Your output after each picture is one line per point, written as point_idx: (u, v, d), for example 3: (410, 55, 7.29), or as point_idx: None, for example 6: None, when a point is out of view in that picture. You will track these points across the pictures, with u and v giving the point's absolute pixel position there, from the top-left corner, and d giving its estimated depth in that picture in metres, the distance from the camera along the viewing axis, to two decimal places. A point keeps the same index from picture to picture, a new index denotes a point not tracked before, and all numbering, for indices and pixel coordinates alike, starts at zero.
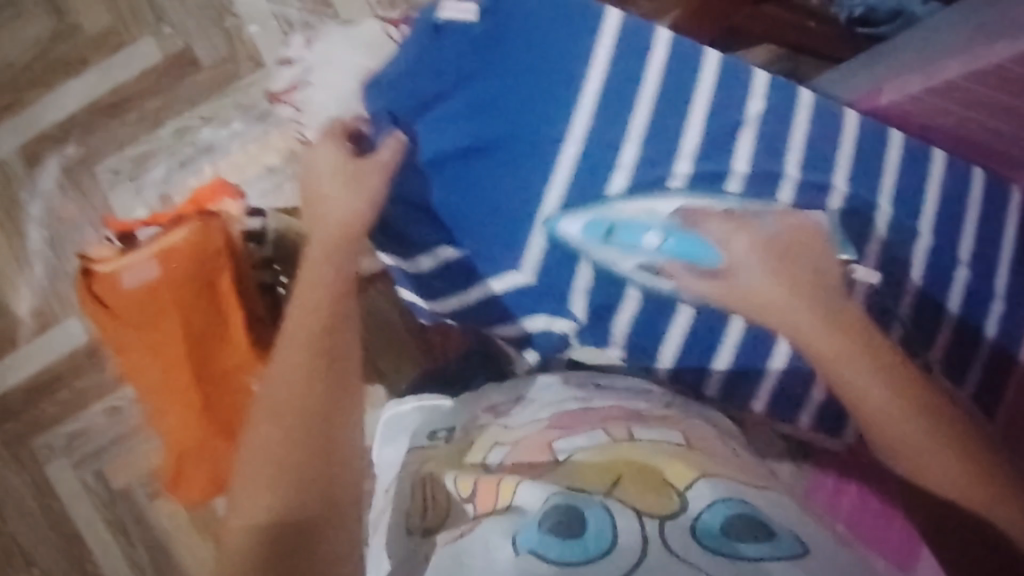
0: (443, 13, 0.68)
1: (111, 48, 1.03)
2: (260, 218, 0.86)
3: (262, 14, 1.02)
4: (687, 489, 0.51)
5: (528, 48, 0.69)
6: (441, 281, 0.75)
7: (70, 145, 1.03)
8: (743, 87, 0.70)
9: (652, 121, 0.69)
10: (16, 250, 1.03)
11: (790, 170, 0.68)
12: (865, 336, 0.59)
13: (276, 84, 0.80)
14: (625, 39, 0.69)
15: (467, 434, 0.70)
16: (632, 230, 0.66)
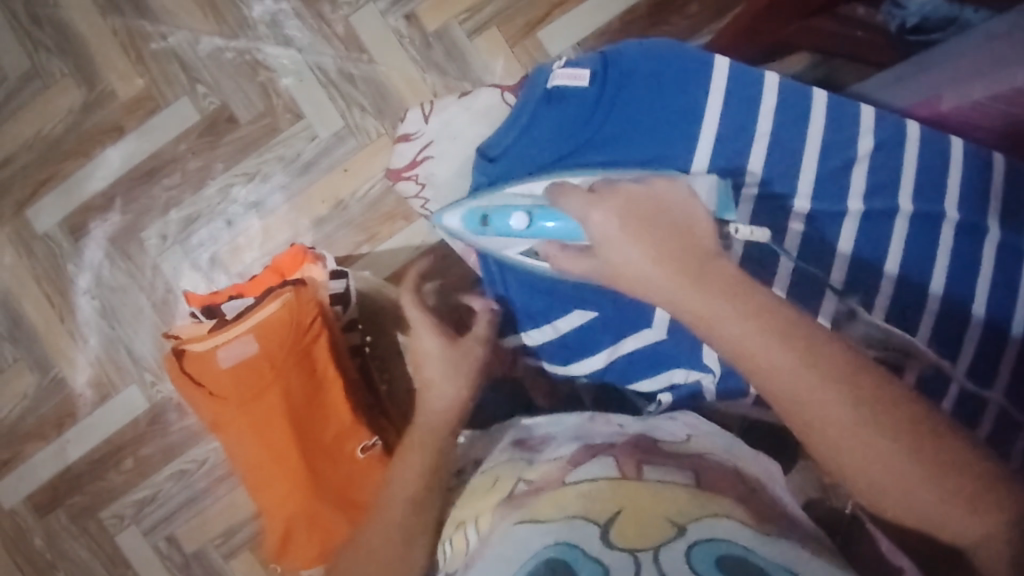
0: (556, 82, 0.72)
1: (146, 113, 1.03)
2: (344, 279, 0.78)
3: (296, 66, 1.02)
4: (686, 523, 0.46)
5: (644, 106, 0.70)
6: (573, 345, 0.75)
7: (113, 213, 1.03)
8: (853, 125, 0.69)
9: (767, 170, 0.68)
10: (70, 325, 1.03)
11: (903, 205, 0.66)
12: (776, 316, 0.51)
13: (397, 161, 0.85)
14: (733, 88, 0.70)
15: (491, 469, 0.65)
16: (502, 214, 0.67)
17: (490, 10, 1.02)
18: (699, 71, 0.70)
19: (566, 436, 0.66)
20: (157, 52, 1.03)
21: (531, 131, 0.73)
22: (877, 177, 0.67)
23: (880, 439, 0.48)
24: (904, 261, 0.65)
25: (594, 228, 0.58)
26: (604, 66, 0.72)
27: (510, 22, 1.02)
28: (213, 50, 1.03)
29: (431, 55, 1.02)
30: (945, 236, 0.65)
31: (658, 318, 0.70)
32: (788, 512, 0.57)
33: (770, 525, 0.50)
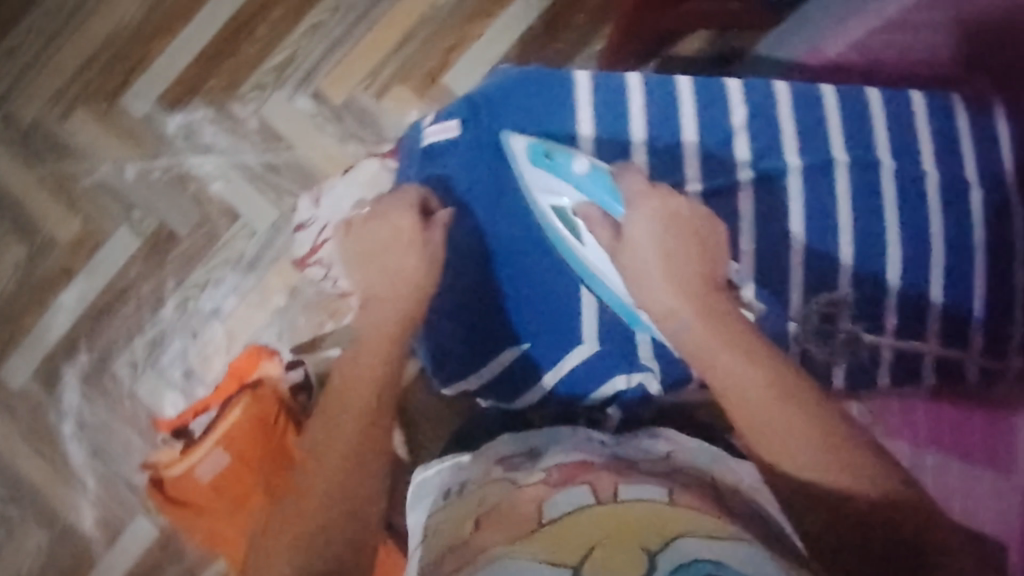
0: (429, 140, 0.76)
1: (91, 250, 1.05)
2: (301, 367, 0.76)
3: (221, 169, 1.04)
4: (661, 549, 0.47)
5: (523, 130, 0.75)
6: (515, 380, 0.76)
7: (81, 355, 1.04)
8: (723, 101, 0.75)
9: (652, 162, 0.74)
10: (66, 472, 1.04)
11: (790, 165, 0.73)
12: (720, 313, 0.60)
13: (300, 249, 0.87)
14: (603, 95, 0.75)
15: (479, 488, 0.63)
16: (564, 153, 0.69)
17: (389, 71, 1.04)
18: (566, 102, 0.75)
19: (553, 455, 0.65)
20: (87, 189, 1.05)
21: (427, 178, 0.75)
22: (760, 141, 0.74)
23: (797, 431, 0.56)
24: (806, 216, 0.72)
25: (635, 221, 0.63)
26: (479, 110, 0.76)
27: (410, 78, 1.04)
28: (139, 174, 1.05)
29: (344, 127, 1.04)
30: (838, 182, 0.72)
31: (586, 332, 0.74)
32: (765, 512, 0.56)
33: (738, 530, 0.51)
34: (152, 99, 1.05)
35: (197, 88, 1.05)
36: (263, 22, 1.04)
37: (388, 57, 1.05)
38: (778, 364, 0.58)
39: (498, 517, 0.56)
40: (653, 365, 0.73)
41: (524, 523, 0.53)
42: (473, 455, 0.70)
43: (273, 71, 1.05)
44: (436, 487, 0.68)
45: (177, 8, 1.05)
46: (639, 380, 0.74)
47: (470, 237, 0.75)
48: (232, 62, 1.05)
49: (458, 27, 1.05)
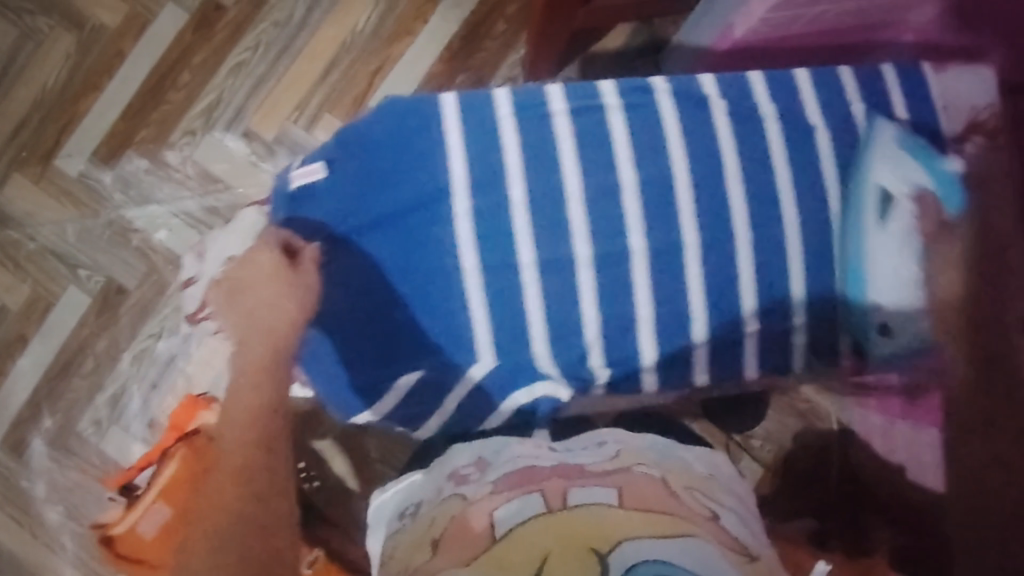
0: (295, 183, 0.71)
1: (43, 313, 1.05)
2: None
3: (161, 219, 1.05)
4: (611, 551, 0.52)
5: (388, 157, 0.69)
6: (417, 404, 0.70)
7: (45, 418, 1.04)
8: (597, 103, 0.70)
9: (527, 173, 0.67)
10: (45, 536, 1.04)
11: (676, 163, 0.68)
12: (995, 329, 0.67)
13: (190, 304, 0.80)
14: (468, 113, 0.69)
15: (432, 507, 0.63)
16: (934, 156, 0.71)
17: (316, 101, 1.04)
18: (434, 124, 0.69)
19: (501, 461, 0.65)
20: (32, 254, 1.05)
21: (294, 225, 0.70)
22: (642, 139, 0.69)
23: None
24: (702, 213, 0.67)
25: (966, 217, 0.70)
26: (344, 150, 0.71)
27: (339, 105, 1.04)
28: (81, 232, 1.05)
29: (278, 162, 1.04)
30: (729, 168, 0.68)
31: (480, 345, 0.67)
32: (709, 514, 0.60)
33: (687, 531, 0.55)
34: (86, 157, 1.05)
35: (127, 142, 1.05)
36: (185, 68, 1.05)
37: (315, 86, 1.05)
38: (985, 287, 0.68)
39: (452, 539, 0.57)
40: (556, 374, 0.69)
41: (477, 539, 0.56)
42: (423, 472, 0.69)
43: (201, 114, 1.05)
44: (391, 509, 0.68)
45: (99, 65, 1.06)
46: (551, 391, 0.70)
47: (340, 273, 0.68)
48: (159, 111, 1.05)
49: (380, 49, 1.05)
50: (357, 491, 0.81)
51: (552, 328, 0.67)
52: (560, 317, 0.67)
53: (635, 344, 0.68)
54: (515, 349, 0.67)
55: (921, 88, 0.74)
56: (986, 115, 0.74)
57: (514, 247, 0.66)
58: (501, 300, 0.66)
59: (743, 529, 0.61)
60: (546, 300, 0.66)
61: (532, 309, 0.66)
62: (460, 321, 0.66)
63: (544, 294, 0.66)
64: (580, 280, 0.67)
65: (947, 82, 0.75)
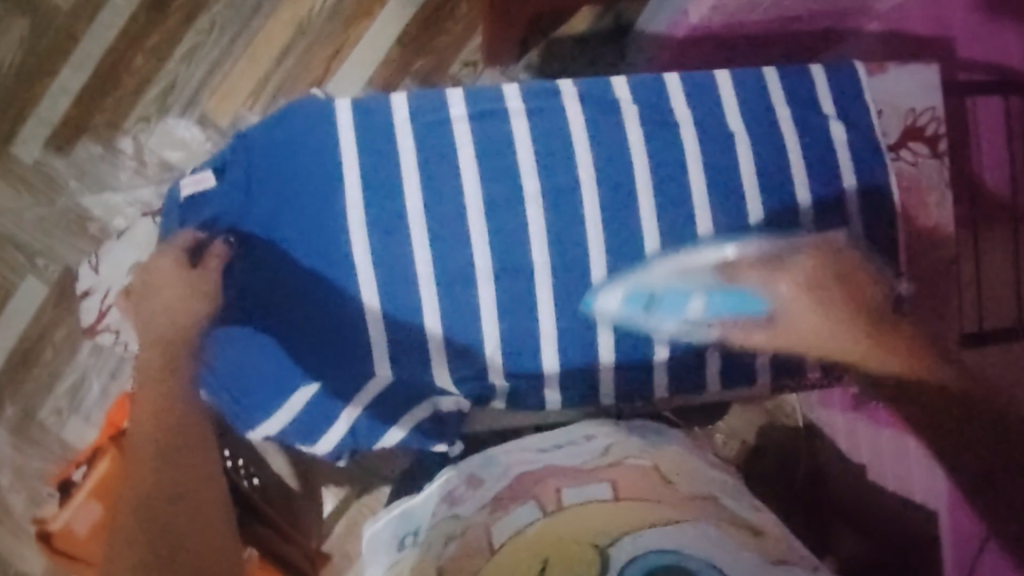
0: (184, 191, 0.66)
1: (2, 301, 1.03)
2: None
3: (118, 206, 1.03)
4: (610, 544, 0.49)
5: (275, 160, 0.64)
6: (305, 422, 0.66)
7: (7, 407, 1.03)
8: (501, 105, 0.67)
9: (425, 178, 0.64)
10: (10, 525, 1.02)
11: (584, 166, 0.65)
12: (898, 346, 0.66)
13: (86, 317, 0.73)
14: (362, 116, 0.65)
15: (431, 530, 0.60)
16: (672, 294, 0.66)
17: (272, 86, 1.02)
18: (323, 125, 0.65)
19: (497, 473, 0.62)
20: None
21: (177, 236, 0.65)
22: (548, 143, 0.65)
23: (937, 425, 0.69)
24: (611, 219, 0.65)
25: (778, 300, 0.66)
26: (234, 154, 0.66)
27: (295, 91, 1.02)
28: (38, 219, 1.03)
29: None
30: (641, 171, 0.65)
31: (377, 356, 0.64)
32: (706, 497, 0.58)
33: (688, 514, 0.53)
34: (41, 143, 1.03)
35: (83, 128, 1.03)
36: (139, 53, 1.03)
37: (270, 71, 1.02)
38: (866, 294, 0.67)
39: (453, 549, 0.55)
40: (456, 392, 0.67)
41: (479, 553, 0.53)
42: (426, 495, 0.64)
43: (155, 101, 1.03)
44: (390, 536, 0.63)
45: (52, 50, 1.03)
46: (455, 404, 0.69)
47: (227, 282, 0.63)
48: (113, 97, 1.03)
49: (338, 33, 1.02)
50: (298, 492, 0.83)
51: (450, 342, 0.64)
52: (460, 331, 0.64)
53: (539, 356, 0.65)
54: (412, 361, 0.64)
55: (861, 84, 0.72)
56: (928, 120, 0.73)
57: (409, 259, 0.63)
58: (399, 314, 0.63)
59: (743, 509, 0.58)
60: (444, 312, 0.64)
61: (431, 324, 0.64)
62: (356, 333, 0.63)
63: (440, 308, 0.63)
64: (481, 293, 0.64)
65: (888, 82, 0.75)
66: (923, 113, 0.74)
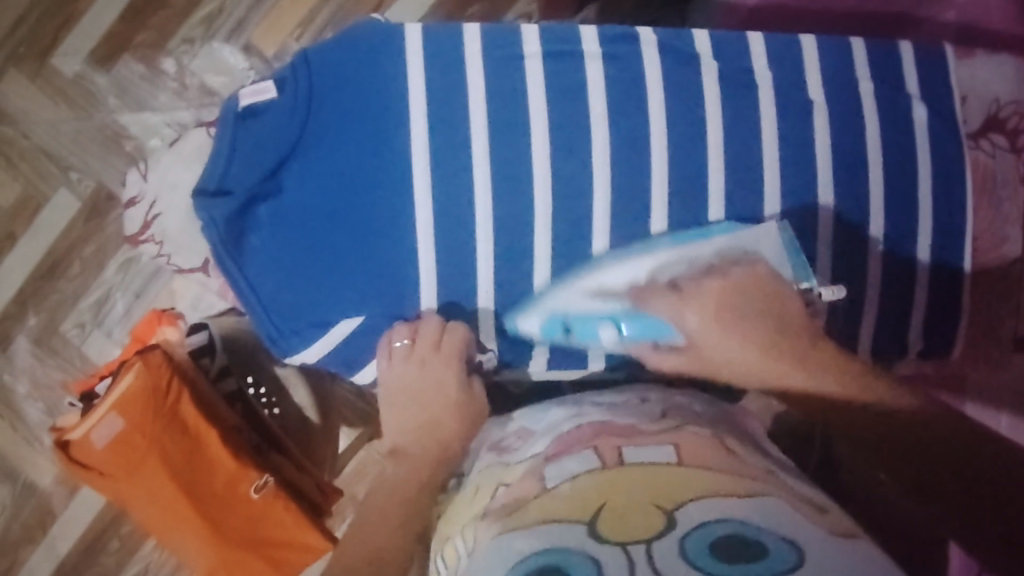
0: (243, 102, 0.65)
1: (32, 213, 1.03)
2: (203, 331, 0.75)
3: (156, 126, 1.02)
4: (676, 508, 0.44)
5: (344, 80, 0.63)
6: (346, 351, 0.66)
7: (29, 316, 1.03)
8: (575, 47, 0.65)
9: (492, 115, 0.63)
10: (23, 432, 1.04)
11: (655, 122, 0.63)
12: (797, 345, 0.59)
13: (131, 227, 0.77)
14: (432, 44, 0.64)
15: (474, 479, 0.59)
16: (586, 323, 0.62)
17: (322, 17, 1.02)
18: (392, 48, 0.64)
19: (544, 427, 0.60)
20: (25, 151, 1.02)
21: (235, 159, 0.64)
22: (619, 92, 0.64)
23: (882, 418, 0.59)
24: (672, 179, 0.63)
25: (690, 330, 0.60)
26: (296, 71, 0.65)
27: (344, 24, 1.02)
28: (75, 132, 1.02)
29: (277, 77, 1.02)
30: (712, 133, 0.64)
31: (426, 294, 0.63)
32: (770, 469, 0.53)
33: (764, 488, 0.47)
34: (83, 57, 1.02)
35: (127, 44, 1.02)
36: None
37: (321, 3, 1.02)
38: (792, 339, 0.59)
39: (504, 497, 0.52)
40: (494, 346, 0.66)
41: (530, 496, 0.50)
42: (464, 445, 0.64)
43: (201, 23, 1.02)
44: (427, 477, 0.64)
45: None
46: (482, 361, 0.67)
47: (289, 202, 0.62)
48: (160, 15, 1.02)
49: None
50: (317, 425, 0.82)
51: (500, 288, 0.64)
52: (510, 281, 0.63)
53: None
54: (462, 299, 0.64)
55: (941, 69, 0.70)
56: (1010, 113, 0.72)
57: (469, 197, 0.62)
58: (451, 254, 0.62)
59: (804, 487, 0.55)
60: (497, 256, 0.63)
61: (483, 267, 0.63)
62: (409, 267, 0.62)
63: (495, 254, 0.63)
64: (536, 241, 0.63)
65: (973, 72, 0.73)
66: (1006, 103, 0.73)
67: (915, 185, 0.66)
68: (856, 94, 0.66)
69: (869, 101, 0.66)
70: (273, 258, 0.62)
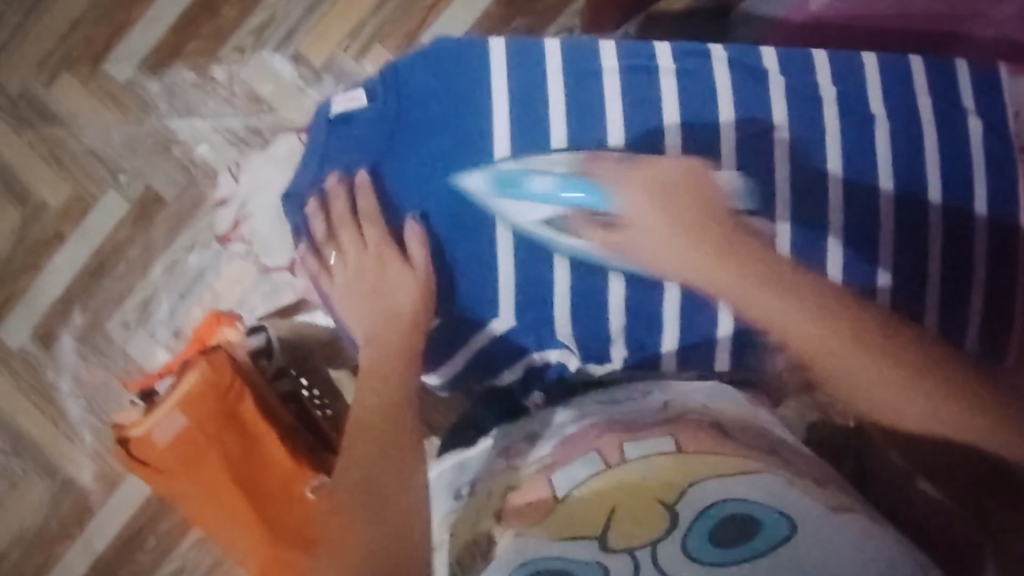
0: (335, 109, 0.68)
1: (81, 214, 1.05)
2: (262, 332, 0.79)
3: (206, 132, 1.05)
4: (676, 500, 0.47)
5: (432, 95, 0.66)
6: (429, 349, 0.71)
7: (75, 315, 1.05)
8: (652, 64, 0.67)
9: (570, 131, 0.65)
10: (65, 428, 1.05)
11: (726, 138, 0.65)
12: (852, 318, 0.61)
13: (223, 227, 0.80)
14: (515, 61, 0.66)
15: (487, 480, 0.62)
16: (516, 179, 0.61)
17: (369, 29, 1.04)
18: (478, 64, 0.66)
19: (554, 431, 0.63)
20: (75, 154, 1.05)
21: (325, 165, 0.68)
22: (691, 108, 0.66)
23: (890, 404, 0.61)
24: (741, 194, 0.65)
25: (627, 205, 0.61)
26: (386, 81, 0.68)
27: (390, 38, 1.04)
28: (125, 136, 1.05)
29: (325, 87, 1.05)
30: (780, 151, 0.65)
31: (502, 302, 0.66)
32: (770, 450, 0.55)
33: (758, 464, 0.50)
34: (135, 63, 1.05)
35: (178, 52, 1.05)
36: None
37: (368, 16, 1.04)
38: (838, 315, 0.61)
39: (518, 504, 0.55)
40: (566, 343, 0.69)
41: (542, 504, 0.53)
42: (489, 442, 0.69)
43: (252, 32, 1.05)
44: (446, 482, 0.68)
45: None
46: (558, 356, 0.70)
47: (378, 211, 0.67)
48: (212, 25, 1.05)
49: None
50: None
51: (576, 290, 0.65)
52: (583, 291, 0.65)
53: (661, 313, 0.66)
54: (537, 306, 0.66)
55: (988, 94, 0.72)
56: None
57: None
58: (529, 267, 0.64)
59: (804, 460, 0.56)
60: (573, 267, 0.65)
61: (559, 277, 0.64)
62: (487, 276, 0.65)
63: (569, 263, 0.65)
64: None
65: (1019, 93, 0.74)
66: None
67: (966, 206, 0.68)
68: (914, 117, 0.68)
69: (928, 123, 0.69)
70: (362, 266, 0.68)
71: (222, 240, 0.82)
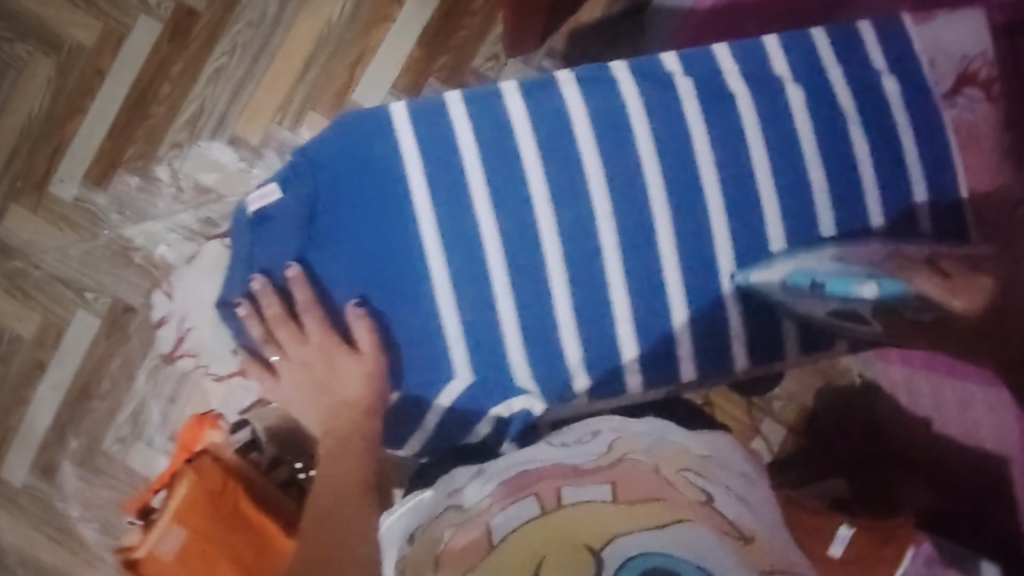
0: (252, 207, 0.66)
1: (55, 339, 1.05)
2: (247, 427, 0.80)
3: (160, 233, 1.04)
4: (604, 547, 0.46)
5: (349, 175, 0.65)
6: (393, 427, 0.67)
7: (70, 441, 1.05)
8: (556, 94, 0.66)
9: (491, 181, 0.65)
10: (85, 554, 1.04)
11: (644, 154, 0.65)
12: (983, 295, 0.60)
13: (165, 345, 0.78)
14: (420, 121, 0.65)
15: (432, 525, 0.59)
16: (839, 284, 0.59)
17: (298, 98, 1.04)
18: (383, 135, 0.65)
19: (497, 470, 0.60)
20: (38, 282, 1.04)
21: (256, 264, 0.67)
22: (606, 131, 0.65)
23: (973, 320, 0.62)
24: (674, 202, 0.65)
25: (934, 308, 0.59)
26: (297, 169, 0.67)
27: (321, 101, 1.04)
28: (83, 254, 1.05)
29: (266, 163, 1.04)
30: (701, 151, 0.65)
31: (458, 361, 0.65)
32: (703, 500, 0.53)
33: (687, 516, 0.49)
34: (79, 179, 1.05)
35: (117, 160, 1.05)
36: (165, 80, 1.05)
37: (294, 86, 1.04)
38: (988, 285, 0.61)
39: (453, 553, 0.53)
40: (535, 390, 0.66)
41: (475, 547, 0.51)
42: (434, 488, 0.64)
43: (185, 126, 1.05)
44: (402, 525, 0.62)
45: (80, 87, 1.05)
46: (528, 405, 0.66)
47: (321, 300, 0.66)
48: (144, 127, 1.05)
49: (357, 40, 1.03)
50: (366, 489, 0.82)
51: (526, 332, 0.65)
52: (537, 336, 0.65)
53: (616, 335, 0.65)
54: (492, 358, 0.65)
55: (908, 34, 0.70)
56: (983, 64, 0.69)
57: (486, 265, 0.64)
58: (479, 321, 0.65)
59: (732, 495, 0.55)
60: (523, 313, 0.65)
61: (508, 325, 0.65)
62: (439, 340, 0.65)
63: (515, 307, 0.65)
64: (556, 294, 0.65)
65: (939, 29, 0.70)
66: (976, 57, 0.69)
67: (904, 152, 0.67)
68: (827, 78, 0.68)
69: (844, 82, 0.68)
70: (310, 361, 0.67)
71: (170, 357, 0.80)
